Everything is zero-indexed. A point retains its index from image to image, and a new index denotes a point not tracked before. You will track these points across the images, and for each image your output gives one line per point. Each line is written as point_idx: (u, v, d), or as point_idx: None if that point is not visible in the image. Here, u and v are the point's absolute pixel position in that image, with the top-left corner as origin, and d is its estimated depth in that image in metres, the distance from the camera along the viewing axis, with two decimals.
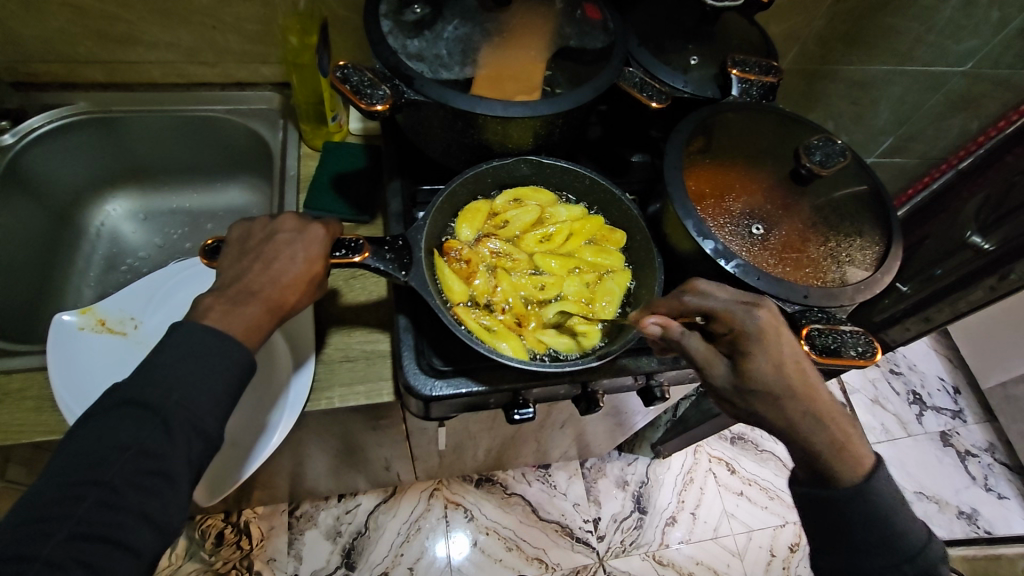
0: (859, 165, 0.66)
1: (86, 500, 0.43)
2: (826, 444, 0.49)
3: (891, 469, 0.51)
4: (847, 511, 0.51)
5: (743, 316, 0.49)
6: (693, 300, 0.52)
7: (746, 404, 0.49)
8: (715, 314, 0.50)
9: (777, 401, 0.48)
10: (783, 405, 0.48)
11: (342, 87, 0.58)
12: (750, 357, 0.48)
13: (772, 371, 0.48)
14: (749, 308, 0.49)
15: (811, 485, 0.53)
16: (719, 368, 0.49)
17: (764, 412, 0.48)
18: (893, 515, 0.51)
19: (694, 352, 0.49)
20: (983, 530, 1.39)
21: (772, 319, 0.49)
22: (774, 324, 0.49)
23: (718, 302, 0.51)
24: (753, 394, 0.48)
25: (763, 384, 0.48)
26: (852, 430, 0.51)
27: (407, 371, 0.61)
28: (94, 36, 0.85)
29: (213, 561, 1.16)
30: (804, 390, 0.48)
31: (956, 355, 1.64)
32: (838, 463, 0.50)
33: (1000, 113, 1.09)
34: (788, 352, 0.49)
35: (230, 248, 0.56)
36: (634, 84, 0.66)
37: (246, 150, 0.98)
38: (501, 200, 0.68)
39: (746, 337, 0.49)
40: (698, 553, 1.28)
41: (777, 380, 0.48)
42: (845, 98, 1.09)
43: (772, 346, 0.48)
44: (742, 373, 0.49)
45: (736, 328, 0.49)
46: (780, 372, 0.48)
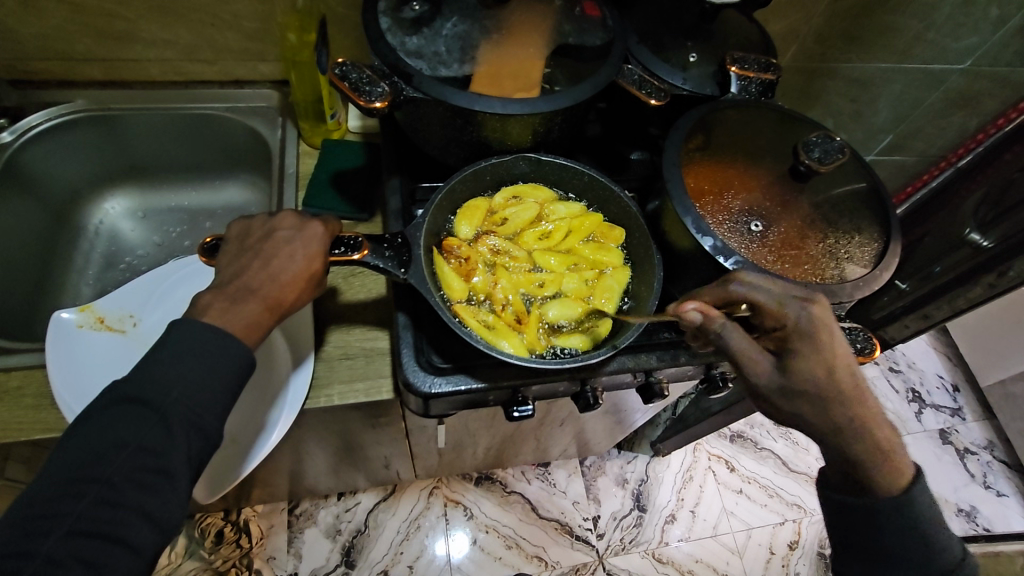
0: (858, 163, 0.66)
1: (85, 497, 0.43)
2: (866, 452, 0.49)
3: (897, 480, 0.51)
4: (880, 521, 0.51)
5: (796, 311, 0.50)
6: (741, 289, 0.52)
7: (787, 402, 0.49)
8: (764, 307, 0.51)
9: (823, 402, 0.48)
10: (826, 406, 0.48)
11: (341, 84, 0.58)
12: (798, 353, 0.49)
13: (821, 370, 0.48)
14: (803, 303, 0.50)
15: (843, 491, 0.53)
16: (764, 364, 0.49)
17: (805, 412, 0.49)
18: (924, 527, 0.51)
19: (736, 345, 0.49)
20: (982, 527, 1.39)
21: (825, 316, 0.50)
22: (827, 322, 0.50)
23: (770, 295, 0.51)
24: (798, 393, 0.48)
25: (809, 382, 0.48)
26: (896, 438, 0.50)
27: (407, 368, 0.61)
28: (93, 34, 0.85)
29: (214, 560, 1.15)
30: (849, 393, 0.48)
31: (956, 353, 1.64)
32: (875, 471, 0.50)
33: (1000, 112, 1.09)
34: (838, 352, 0.49)
35: (230, 244, 0.56)
36: (634, 81, 0.66)
37: (245, 148, 0.98)
38: (502, 197, 0.68)
39: (797, 332, 0.50)
40: (698, 551, 1.28)
41: (823, 379, 0.48)
42: (845, 95, 1.09)
43: (823, 343, 0.49)
44: (790, 369, 0.49)
45: (789, 322, 0.50)
46: (828, 371, 0.48)
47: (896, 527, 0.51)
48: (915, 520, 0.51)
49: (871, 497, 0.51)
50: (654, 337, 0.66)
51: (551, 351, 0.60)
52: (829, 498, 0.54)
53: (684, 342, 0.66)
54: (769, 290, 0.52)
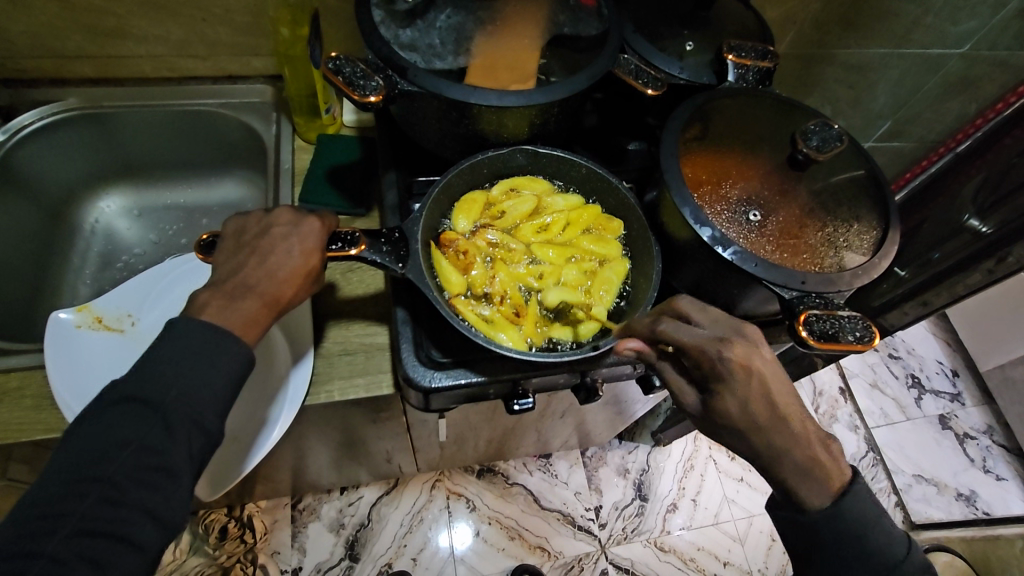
0: (856, 150, 0.66)
1: (88, 497, 0.43)
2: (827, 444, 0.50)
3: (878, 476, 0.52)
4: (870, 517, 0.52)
5: (712, 355, 0.50)
6: (665, 331, 0.54)
7: (714, 430, 0.52)
8: (684, 351, 0.52)
9: (743, 435, 0.50)
10: (745, 439, 0.50)
11: (335, 79, 0.57)
12: (718, 394, 0.50)
13: (737, 410, 0.49)
14: (720, 346, 0.50)
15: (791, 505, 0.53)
16: (689, 398, 0.53)
17: (733, 441, 0.51)
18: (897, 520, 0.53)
19: (669, 378, 0.55)
20: (982, 511, 1.40)
21: (743, 358, 0.49)
22: (745, 362, 0.49)
23: (688, 336, 0.52)
24: (720, 425, 0.51)
25: (727, 419, 0.50)
26: (824, 455, 0.51)
27: (406, 363, 0.60)
28: (83, 31, 0.84)
29: (217, 555, 1.17)
30: (772, 425, 0.49)
31: (954, 338, 1.65)
32: (804, 484, 0.50)
33: (999, 96, 1.02)
34: (756, 392, 0.49)
35: (226, 241, 0.56)
36: (630, 71, 0.65)
37: (239, 144, 0.97)
38: (498, 190, 0.67)
39: (714, 374, 0.50)
40: (699, 539, 1.29)
41: (742, 418, 0.49)
42: (843, 80, 1.12)
43: (740, 387, 0.49)
44: (709, 406, 0.51)
45: (705, 367, 0.51)
46: (746, 410, 0.49)
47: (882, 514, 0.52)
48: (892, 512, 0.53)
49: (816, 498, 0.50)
50: None
51: (548, 343, 0.60)
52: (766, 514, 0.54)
53: None
54: (687, 333, 0.52)
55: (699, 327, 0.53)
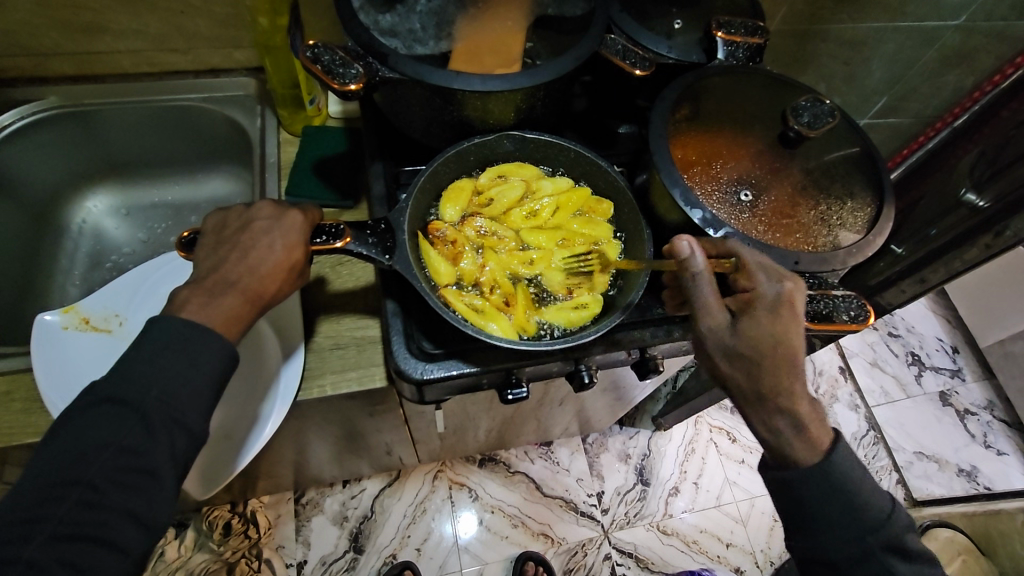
0: (849, 126, 0.65)
1: (65, 501, 0.42)
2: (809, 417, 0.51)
3: None
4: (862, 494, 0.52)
5: (767, 284, 0.51)
6: (735, 245, 0.54)
7: (725, 360, 0.51)
8: (745, 269, 0.53)
9: (756, 369, 0.49)
10: (759, 374, 0.49)
11: (314, 68, 0.56)
12: (754, 318, 0.50)
13: (766, 341, 0.49)
14: (777, 279, 0.52)
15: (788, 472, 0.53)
16: (717, 316, 0.51)
17: (740, 377, 0.50)
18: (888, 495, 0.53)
19: (700, 292, 0.51)
20: (983, 486, 1.40)
21: (794, 296, 0.51)
22: (794, 301, 0.51)
23: (758, 260, 0.53)
24: (737, 355, 0.50)
25: (751, 349, 0.50)
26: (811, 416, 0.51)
27: (397, 355, 0.60)
28: (59, 27, 0.82)
29: (223, 551, 1.16)
30: (784, 365, 0.49)
31: (955, 314, 1.64)
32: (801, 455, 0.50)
33: (995, 67, 1.04)
34: (791, 331, 0.50)
35: (206, 238, 0.55)
36: (617, 51, 0.63)
37: (225, 139, 0.96)
38: (485, 177, 0.66)
39: (761, 301, 0.51)
40: (702, 522, 1.29)
41: (766, 348, 0.49)
42: (835, 56, 1.05)
43: (781, 318, 0.50)
44: (739, 331, 0.50)
45: (756, 292, 0.52)
46: (774, 343, 0.49)
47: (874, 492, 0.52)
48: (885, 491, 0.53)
49: (810, 476, 0.51)
50: (647, 314, 0.64)
51: (542, 332, 0.59)
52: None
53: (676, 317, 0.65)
54: (758, 255, 0.53)
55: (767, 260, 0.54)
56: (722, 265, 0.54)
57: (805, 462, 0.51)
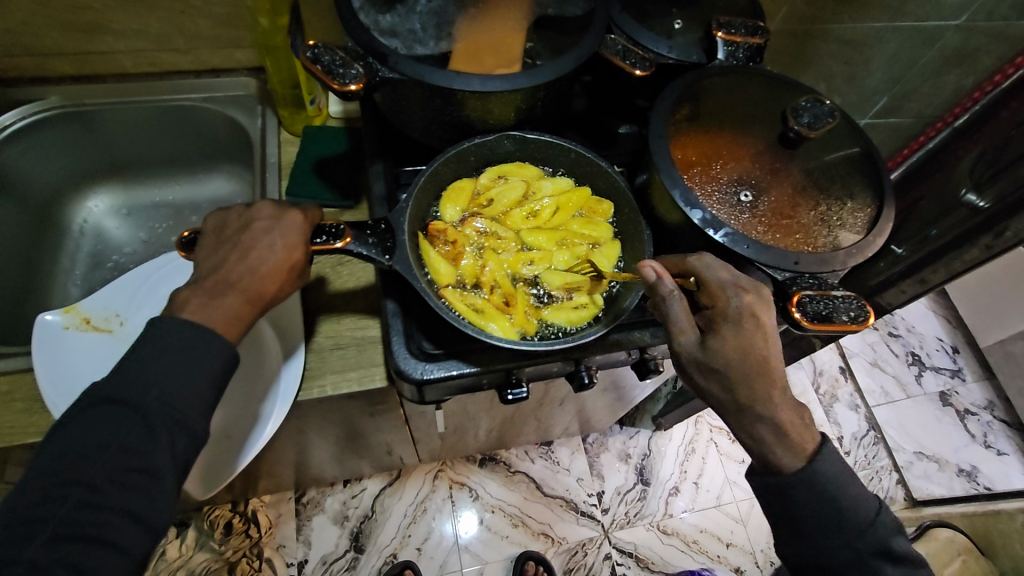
0: (850, 126, 0.65)
1: (66, 501, 0.43)
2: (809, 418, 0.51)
3: None
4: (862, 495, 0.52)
5: (730, 297, 0.51)
6: (696, 263, 0.54)
7: (702, 377, 0.50)
8: (707, 285, 0.53)
9: (731, 384, 0.49)
10: (734, 388, 0.49)
11: (314, 68, 0.56)
12: (721, 334, 0.50)
13: (736, 354, 0.49)
14: (739, 291, 0.52)
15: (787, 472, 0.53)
16: (691, 335, 0.50)
17: (716, 392, 0.50)
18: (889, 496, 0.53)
19: (672, 313, 0.51)
20: (983, 486, 1.40)
21: (755, 307, 0.51)
22: (757, 312, 0.51)
23: (718, 275, 0.53)
24: (711, 371, 0.50)
25: (723, 363, 0.49)
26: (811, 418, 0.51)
27: (397, 355, 0.60)
28: (60, 27, 0.83)
29: (224, 551, 1.16)
30: (756, 376, 0.49)
31: (955, 314, 1.63)
32: (801, 456, 0.50)
33: (992, 69, 0.97)
34: (759, 342, 0.50)
35: (207, 238, 0.55)
36: (617, 52, 0.63)
37: (226, 138, 0.96)
38: (485, 178, 0.66)
39: (725, 315, 0.51)
40: (702, 522, 1.29)
41: (736, 361, 0.49)
42: None
43: (746, 331, 0.50)
44: (710, 347, 0.50)
45: (720, 306, 0.51)
46: (743, 357, 0.49)
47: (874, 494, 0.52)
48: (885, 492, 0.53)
49: (810, 477, 0.51)
50: (647, 314, 0.64)
51: (542, 332, 0.59)
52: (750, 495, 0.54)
53: None
54: (718, 270, 0.53)
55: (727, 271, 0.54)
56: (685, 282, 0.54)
57: (806, 465, 0.51)
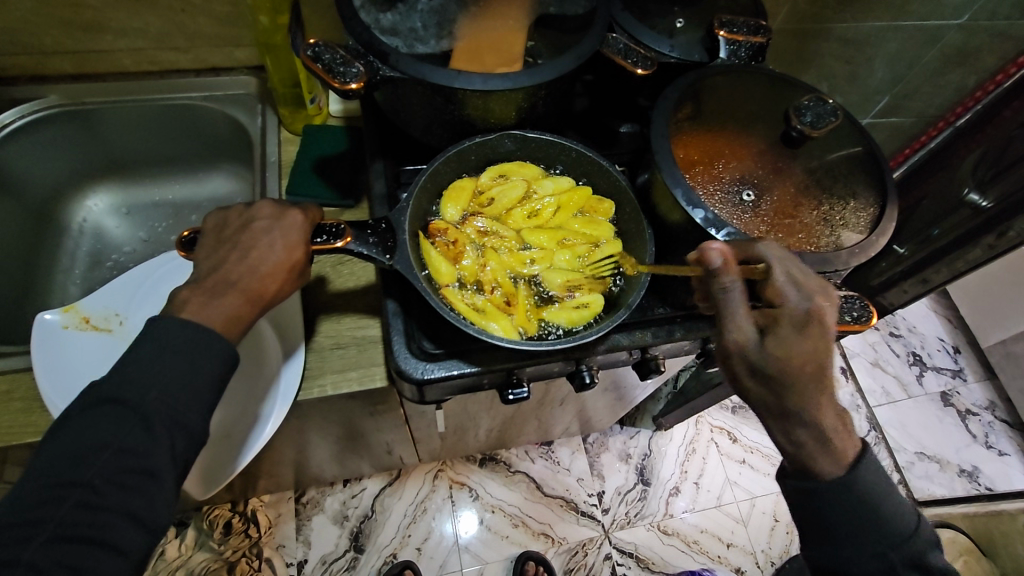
0: (852, 126, 0.64)
1: (65, 502, 0.42)
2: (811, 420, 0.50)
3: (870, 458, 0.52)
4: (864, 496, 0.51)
5: (796, 298, 0.50)
6: (766, 253, 0.51)
7: (753, 379, 0.49)
8: (776, 281, 0.50)
9: (784, 388, 0.48)
10: (786, 392, 0.48)
11: (314, 67, 0.56)
12: (782, 335, 0.49)
13: (794, 359, 0.48)
14: (807, 295, 0.50)
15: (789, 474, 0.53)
16: (748, 331, 0.49)
17: (767, 394, 0.49)
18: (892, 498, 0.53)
19: (733, 303, 0.50)
20: (985, 486, 1.40)
21: (822, 313, 0.49)
22: (821, 318, 0.49)
23: (789, 273, 0.51)
24: (765, 373, 0.48)
25: (780, 368, 0.48)
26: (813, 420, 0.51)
27: (398, 355, 0.59)
28: (59, 26, 0.82)
29: (223, 551, 1.16)
30: (814, 382, 0.48)
31: (956, 314, 1.63)
32: (800, 455, 0.50)
33: (999, 67, 1.03)
34: (819, 350, 0.49)
35: (207, 237, 0.54)
36: (619, 50, 0.63)
37: (225, 138, 0.96)
38: (486, 177, 0.66)
39: (788, 317, 0.49)
40: (703, 522, 1.29)
41: (797, 366, 0.48)
42: (838, 57, 1.05)
43: (811, 336, 0.49)
44: (767, 348, 0.49)
45: (785, 305, 0.50)
46: (804, 362, 0.48)
47: (878, 495, 0.52)
48: (889, 494, 0.52)
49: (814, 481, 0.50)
50: (648, 314, 0.64)
51: (544, 332, 0.59)
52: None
53: (677, 318, 0.65)
54: (789, 267, 0.51)
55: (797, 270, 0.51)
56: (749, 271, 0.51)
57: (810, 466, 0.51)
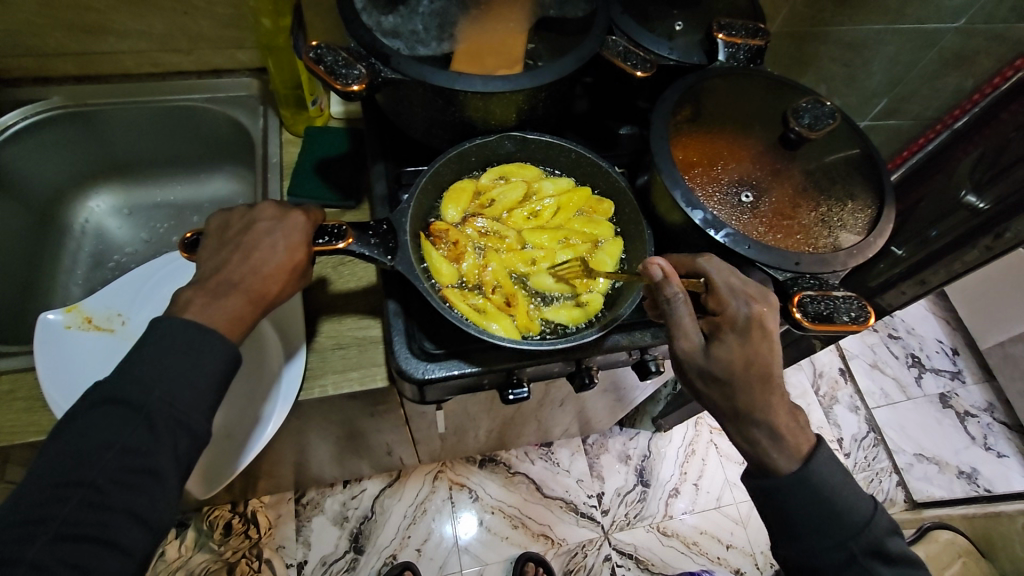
0: (851, 128, 0.65)
1: (69, 501, 0.43)
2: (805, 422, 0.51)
3: None
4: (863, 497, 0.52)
5: (737, 304, 0.51)
6: (707, 265, 0.54)
7: (704, 384, 0.51)
8: (715, 290, 0.52)
9: (732, 392, 0.50)
10: (736, 395, 0.50)
11: (316, 68, 0.56)
12: (725, 342, 0.51)
13: (737, 363, 0.50)
14: (748, 301, 0.51)
15: None
16: (694, 339, 0.51)
17: (717, 398, 0.51)
18: None
19: (677, 314, 0.51)
20: (983, 488, 1.40)
21: (764, 318, 0.51)
22: (764, 322, 0.50)
23: (726, 281, 0.52)
24: (712, 378, 0.51)
25: (725, 372, 0.50)
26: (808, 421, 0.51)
27: (399, 355, 0.60)
28: (63, 27, 0.83)
29: (223, 551, 1.17)
30: (759, 384, 0.50)
31: (955, 316, 1.64)
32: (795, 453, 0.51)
33: (995, 70, 0.97)
34: (762, 354, 0.50)
35: (209, 239, 0.55)
36: (618, 53, 0.63)
37: (227, 139, 0.96)
38: (487, 178, 0.67)
39: (731, 323, 0.51)
40: (702, 523, 1.29)
41: (739, 370, 0.50)
42: (836, 59, 1.05)
43: (751, 341, 0.50)
44: (712, 354, 0.51)
45: (726, 312, 0.51)
46: (746, 366, 0.50)
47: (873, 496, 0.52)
48: None
49: (805, 483, 0.51)
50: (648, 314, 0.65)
51: (544, 332, 0.60)
52: (751, 497, 0.54)
53: None
54: (728, 276, 0.53)
55: (738, 278, 0.53)
56: (692, 284, 0.54)
57: (808, 465, 0.51)
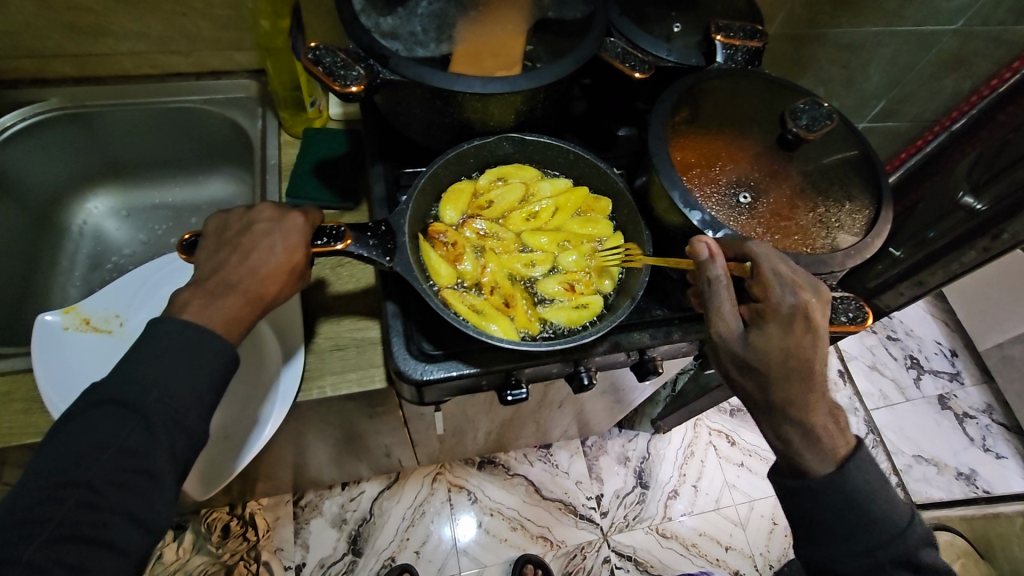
0: (848, 130, 0.65)
1: (66, 502, 0.42)
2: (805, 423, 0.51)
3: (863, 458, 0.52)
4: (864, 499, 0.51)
5: (782, 293, 0.51)
6: (754, 249, 0.53)
7: (740, 372, 0.52)
8: (761, 277, 0.52)
9: (768, 382, 0.51)
10: (773, 386, 0.50)
11: (315, 69, 0.56)
12: (765, 331, 0.51)
13: (775, 355, 0.50)
14: (795, 290, 0.51)
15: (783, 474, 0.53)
16: (732, 325, 0.52)
17: (752, 387, 0.52)
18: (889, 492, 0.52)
19: (715, 297, 0.52)
20: (982, 489, 1.41)
21: (811, 309, 0.50)
22: (810, 314, 0.50)
23: (775, 268, 0.52)
24: (747, 366, 0.51)
25: (762, 362, 0.51)
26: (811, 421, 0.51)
27: (396, 356, 0.60)
28: (60, 29, 0.83)
29: (221, 553, 1.16)
30: (798, 378, 0.50)
31: (954, 318, 1.64)
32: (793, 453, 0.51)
33: (993, 72, 0.97)
34: (805, 346, 0.50)
35: (208, 240, 0.55)
36: (617, 54, 0.64)
37: (226, 141, 0.96)
38: (484, 180, 0.66)
39: (773, 312, 0.51)
40: (701, 525, 1.29)
41: (777, 362, 0.50)
42: (834, 61, 1.05)
43: (793, 333, 0.50)
44: (750, 342, 0.51)
45: (769, 300, 0.52)
46: (786, 357, 0.50)
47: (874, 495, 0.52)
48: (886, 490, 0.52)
49: (803, 484, 0.51)
50: (647, 316, 0.65)
51: (543, 333, 0.60)
52: None
53: (675, 319, 0.65)
54: (777, 262, 0.52)
55: (789, 266, 0.52)
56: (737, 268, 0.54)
57: (807, 466, 0.51)
